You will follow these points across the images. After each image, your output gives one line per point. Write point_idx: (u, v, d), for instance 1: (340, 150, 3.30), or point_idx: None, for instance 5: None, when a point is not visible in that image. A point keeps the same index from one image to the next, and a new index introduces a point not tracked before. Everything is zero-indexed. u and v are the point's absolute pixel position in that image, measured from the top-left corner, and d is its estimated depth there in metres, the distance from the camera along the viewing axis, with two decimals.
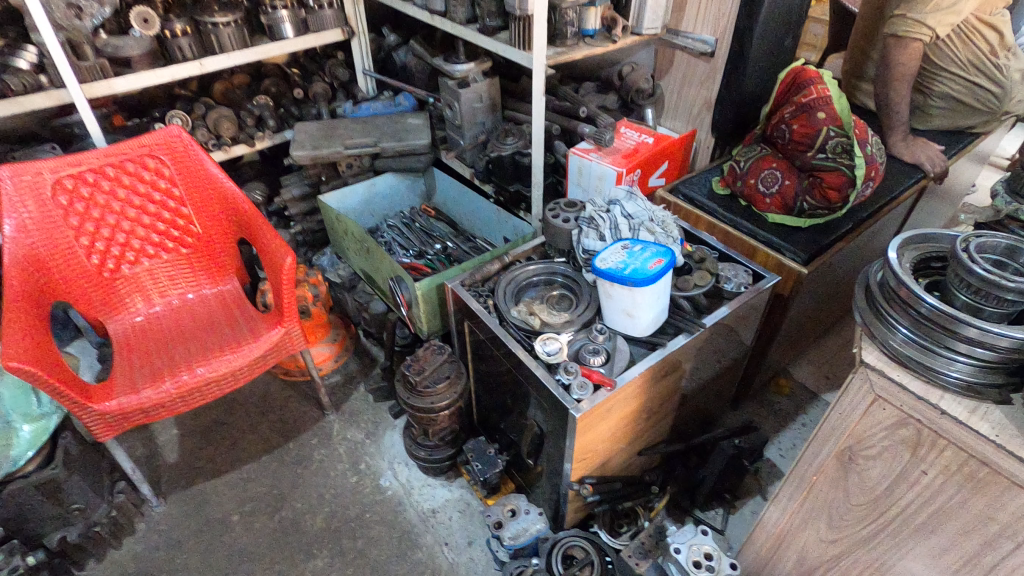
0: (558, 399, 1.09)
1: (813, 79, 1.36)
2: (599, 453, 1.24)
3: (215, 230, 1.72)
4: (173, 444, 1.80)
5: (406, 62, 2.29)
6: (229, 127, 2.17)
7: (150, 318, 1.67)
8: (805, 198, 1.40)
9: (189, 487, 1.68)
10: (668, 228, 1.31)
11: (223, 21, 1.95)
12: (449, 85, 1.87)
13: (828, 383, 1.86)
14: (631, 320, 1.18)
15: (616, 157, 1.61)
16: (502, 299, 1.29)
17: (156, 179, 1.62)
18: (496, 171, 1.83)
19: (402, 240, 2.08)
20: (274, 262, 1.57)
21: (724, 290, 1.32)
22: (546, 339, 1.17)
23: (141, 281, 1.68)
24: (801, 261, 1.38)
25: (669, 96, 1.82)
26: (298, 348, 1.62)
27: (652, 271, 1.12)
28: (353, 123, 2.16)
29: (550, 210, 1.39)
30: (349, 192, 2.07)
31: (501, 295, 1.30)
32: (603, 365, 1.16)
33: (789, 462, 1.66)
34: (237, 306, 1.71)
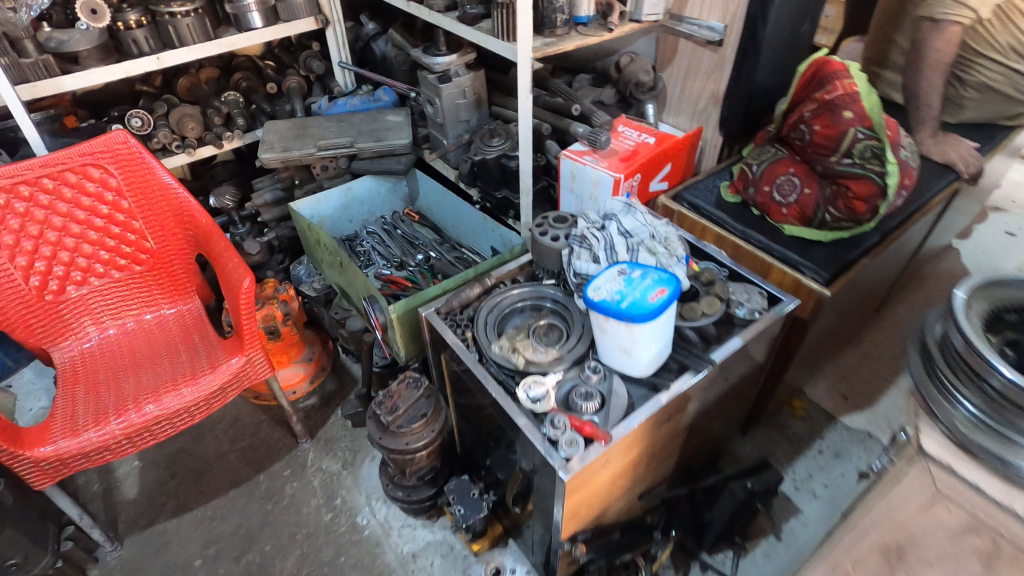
0: (543, 457, 0.93)
1: (838, 72, 1.18)
2: (594, 507, 1.09)
3: (171, 246, 1.55)
4: (133, 477, 1.65)
5: (385, 52, 2.10)
6: (194, 126, 1.99)
7: (101, 344, 1.52)
8: (827, 209, 1.23)
9: (149, 527, 1.54)
10: (672, 247, 1.15)
11: (181, 10, 1.76)
12: (428, 79, 1.68)
13: (846, 405, 1.71)
14: (630, 359, 1.02)
15: (613, 160, 1.44)
16: (483, 332, 1.13)
17: (101, 190, 1.45)
18: (481, 175, 1.66)
19: (382, 249, 1.92)
20: (233, 284, 1.41)
21: (735, 316, 1.15)
22: (531, 384, 1.02)
23: (90, 304, 1.52)
24: (823, 282, 1.21)
25: (673, 89, 1.64)
26: (262, 377, 1.47)
27: (654, 305, 0.96)
28: (327, 121, 1.98)
29: (538, 225, 1.22)
30: (323, 198, 1.91)
31: (482, 327, 1.14)
32: (597, 412, 0.99)
33: (805, 496, 1.51)
34: (198, 330, 1.56)
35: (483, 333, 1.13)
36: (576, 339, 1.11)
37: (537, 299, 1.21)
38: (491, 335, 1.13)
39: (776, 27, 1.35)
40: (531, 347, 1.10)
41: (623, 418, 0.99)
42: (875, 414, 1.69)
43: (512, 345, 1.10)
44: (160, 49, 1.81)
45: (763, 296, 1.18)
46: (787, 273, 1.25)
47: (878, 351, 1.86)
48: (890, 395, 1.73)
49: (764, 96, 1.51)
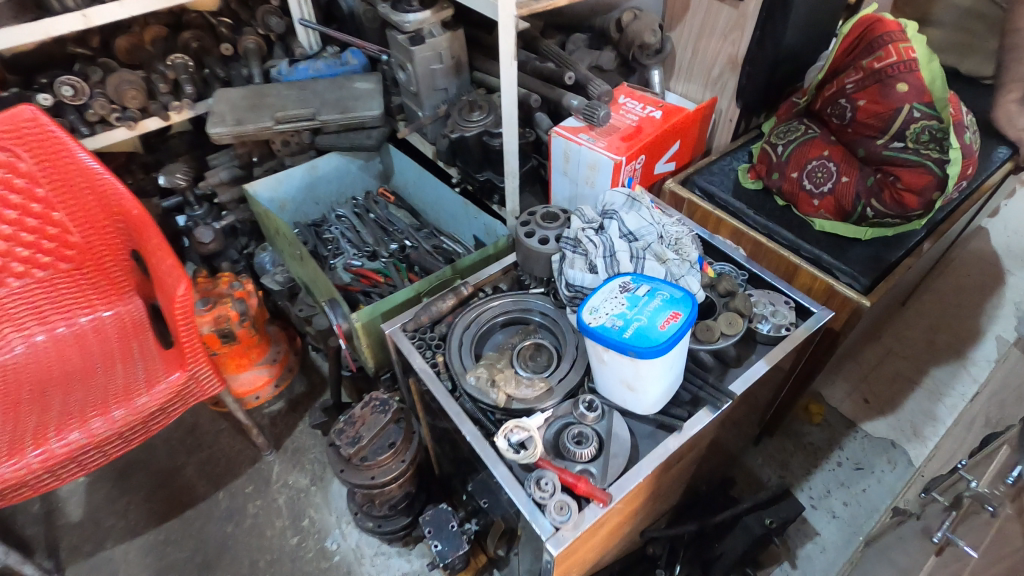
0: (528, 523, 0.76)
1: (892, 34, 0.97)
2: (589, 559, 0.93)
3: (100, 240, 1.34)
4: (78, 495, 1.49)
5: (353, 7, 1.84)
6: (135, 95, 1.71)
7: (25, 355, 1.32)
8: (869, 201, 1.02)
9: (95, 554, 1.39)
10: (684, 252, 0.95)
11: None
12: (399, 40, 1.43)
13: (867, 410, 1.55)
14: (633, 395, 0.84)
15: (613, 140, 1.22)
16: (456, 357, 0.94)
17: (9, 177, 1.21)
18: (461, 154, 1.44)
19: (353, 236, 1.71)
20: (167, 287, 1.21)
21: (758, 333, 0.97)
22: (512, 426, 0.83)
23: (6, 309, 1.31)
24: (862, 289, 1.02)
25: (683, 52, 1.40)
26: (210, 392, 1.28)
27: (664, 335, 0.78)
28: (286, 89, 1.73)
29: (523, 223, 1.02)
30: (284, 178, 1.69)
31: (456, 350, 0.95)
32: (593, 461, 0.83)
33: (823, 516, 1.36)
34: (138, 336, 1.36)
35: (457, 358, 0.94)
36: (569, 364, 0.92)
37: (523, 312, 1.02)
38: (467, 361, 0.94)
39: None
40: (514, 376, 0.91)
41: (626, 470, 0.81)
42: (898, 420, 1.53)
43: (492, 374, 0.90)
44: None
45: (790, 308, 1.00)
46: (818, 277, 1.06)
47: (900, 346, 1.69)
48: (916, 398, 1.57)
49: (791, 61, 1.28)
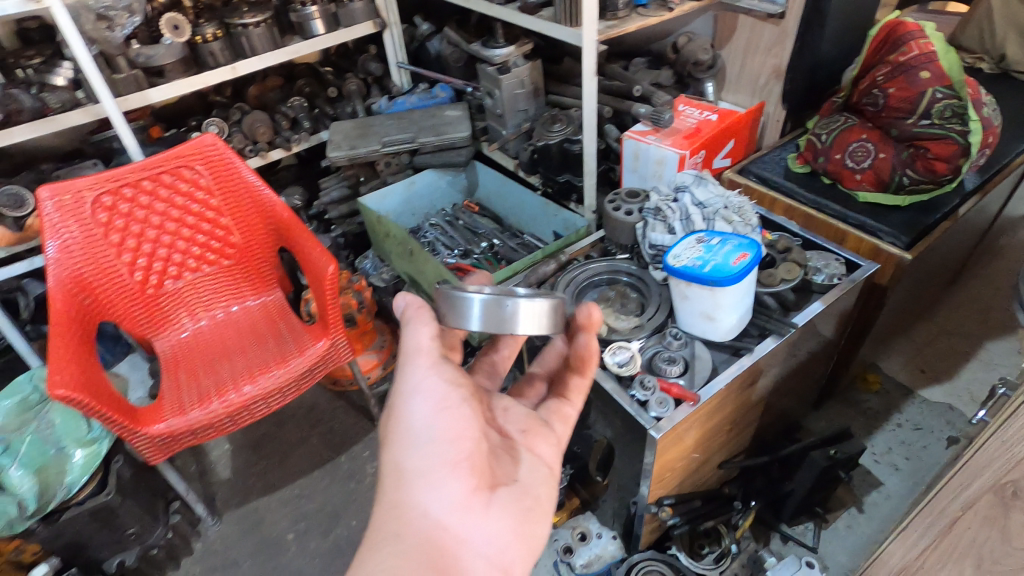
0: (633, 418, 0.96)
1: (913, 33, 1.18)
2: (679, 470, 1.14)
3: (254, 241, 1.66)
4: (225, 459, 1.75)
5: (441, 51, 2.18)
6: (265, 131, 2.11)
7: (195, 334, 1.62)
8: (905, 171, 1.22)
9: (243, 504, 1.63)
10: (746, 215, 1.16)
11: (253, 22, 1.95)
12: (488, 72, 1.75)
13: (922, 378, 1.68)
14: (712, 323, 1.05)
15: (677, 138, 1.44)
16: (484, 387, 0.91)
17: (192, 189, 1.57)
18: (542, 160, 1.70)
19: (446, 239, 1.98)
20: (315, 272, 1.50)
21: (814, 282, 1.15)
22: (616, 349, 1.06)
23: (184, 297, 1.63)
24: (904, 246, 1.19)
25: (732, 65, 1.64)
26: (345, 360, 1.54)
27: (740, 269, 0.97)
28: (387, 119, 2.06)
29: (610, 201, 1.26)
30: (389, 193, 2.00)
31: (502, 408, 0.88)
32: (681, 376, 1.03)
33: (885, 468, 1.49)
34: (282, 317, 1.65)
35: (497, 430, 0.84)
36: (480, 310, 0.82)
37: (611, 271, 1.24)
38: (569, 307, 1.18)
39: None
40: (439, 358, 0.78)
41: (710, 380, 1.02)
42: (955, 387, 1.65)
43: (464, 393, 0.77)
44: (234, 59, 1.99)
45: (841, 262, 1.18)
46: (864, 240, 1.24)
47: (953, 324, 1.81)
48: (970, 367, 1.69)
49: (829, 68, 1.51)
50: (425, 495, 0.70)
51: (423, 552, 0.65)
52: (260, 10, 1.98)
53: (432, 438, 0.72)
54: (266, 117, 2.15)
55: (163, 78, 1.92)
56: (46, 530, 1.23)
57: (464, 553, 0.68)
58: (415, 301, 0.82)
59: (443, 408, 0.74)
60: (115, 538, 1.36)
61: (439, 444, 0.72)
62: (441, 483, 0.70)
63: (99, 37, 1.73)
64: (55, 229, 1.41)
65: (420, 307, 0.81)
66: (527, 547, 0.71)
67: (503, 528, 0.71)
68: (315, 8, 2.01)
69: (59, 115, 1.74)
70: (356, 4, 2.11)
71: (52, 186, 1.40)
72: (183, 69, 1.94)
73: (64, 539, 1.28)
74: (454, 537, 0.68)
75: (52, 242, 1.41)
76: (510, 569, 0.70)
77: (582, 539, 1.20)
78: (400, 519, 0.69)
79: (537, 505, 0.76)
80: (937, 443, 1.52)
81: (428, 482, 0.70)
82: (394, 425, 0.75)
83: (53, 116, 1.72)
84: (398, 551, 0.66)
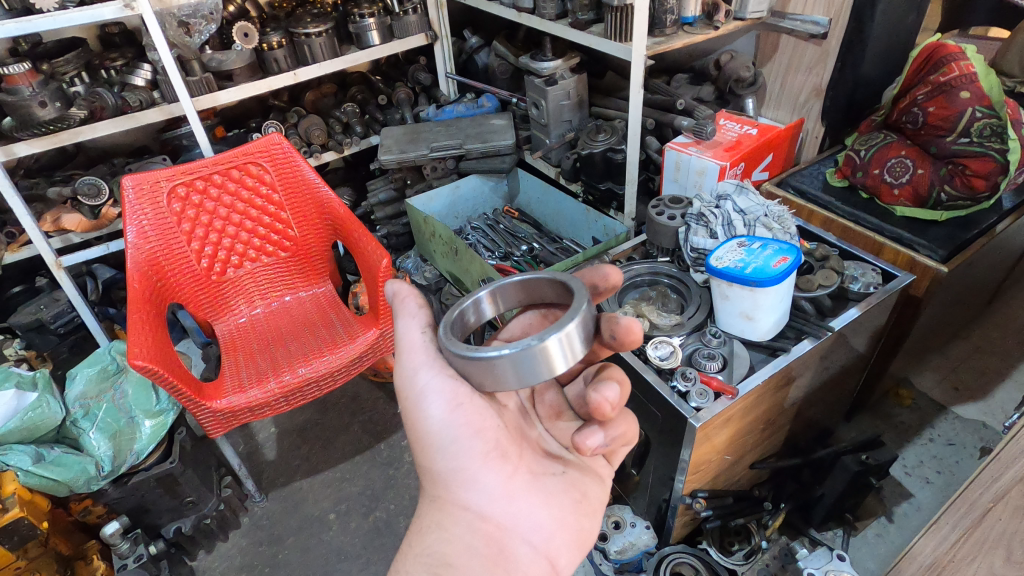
0: (674, 408, 1.02)
1: (954, 55, 1.24)
2: (714, 465, 1.18)
3: (310, 235, 1.76)
4: (271, 441, 1.84)
5: (488, 63, 2.28)
6: (320, 134, 2.22)
7: (252, 320, 1.72)
8: (943, 186, 1.26)
9: (289, 484, 1.71)
10: (786, 223, 1.22)
11: (315, 31, 2.07)
12: (536, 83, 1.83)
13: (957, 396, 1.69)
14: (751, 323, 1.11)
15: (718, 150, 1.50)
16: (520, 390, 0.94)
17: (258, 184, 1.68)
18: (585, 168, 1.77)
19: (487, 241, 2.06)
20: (369, 265, 1.59)
21: (850, 291, 1.20)
22: (659, 343, 1.12)
23: (243, 285, 1.74)
24: (940, 259, 1.23)
25: (773, 83, 1.70)
26: (392, 350, 1.62)
27: (781, 271, 1.03)
28: (436, 126, 2.17)
29: (654, 206, 1.33)
30: (435, 196, 2.09)
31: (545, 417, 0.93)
32: (720, 371, 1.09)
33: (917, 481, 1.50)
34: (333, 308, 1.74)
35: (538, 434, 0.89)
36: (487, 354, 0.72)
37: (653, 272, 1.31)
38: (612, 304, 1.25)
39: (882, 20, 1.39)
40: (438, 355, 0.80)
41: (748, 376, 1.07)
42: (990, 406, 1.65)
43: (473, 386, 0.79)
44: (296, 66, 2.12)
45: (878, 272, 1.23)
46: (901, 252, 1.28)
47: (989, 344, 1.81)
48: (1006, 387, 1.69)
49: (870, 86, 1.54)
50: (465, 491, 0.76)
51: (474, 543, 0.73)
52: (322, 21, 2.10)
53: (452, 438, 0.77)
54: (321, 121, 2.27)
55: (231, 82, 2.05)
56: (116, 492, 1.34)
57: (514, 541, 0.74)
58: (402, 290, 0.88)
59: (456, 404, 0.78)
60: (175, 505, 1.46)
61: (462, 442, 0.77)
62: (473, 480, 0.76)
63: (179, 42, 1.86)
64: (135, 215, 1.54)
65: (405, 303, 0.86)
66: (572, 536, 0.77)
67: (546, 520, 0.77)
68: (372, 20, 2.13)
69: (137, 112, 1.87)
70: (411, 17, 2.22)
71: (134, 175, 1.53)
72: (250, 74, 2.07)
73: (131, 502, 1.38)
74: (500, 526, 0.75)
75: (131, 226, 1.53)
76: (556, 557, 0.76)
77: (617, 527, 1.25)
78: (444, 512, 0.76)
79: (581, 499, 0.81)
80: (970, 459, 1.53)
81: (463, 480, 0.76)
82: (416, 428, 0.80)
83: (133, 113, 1.85)
84: (449, 542, 0.73)
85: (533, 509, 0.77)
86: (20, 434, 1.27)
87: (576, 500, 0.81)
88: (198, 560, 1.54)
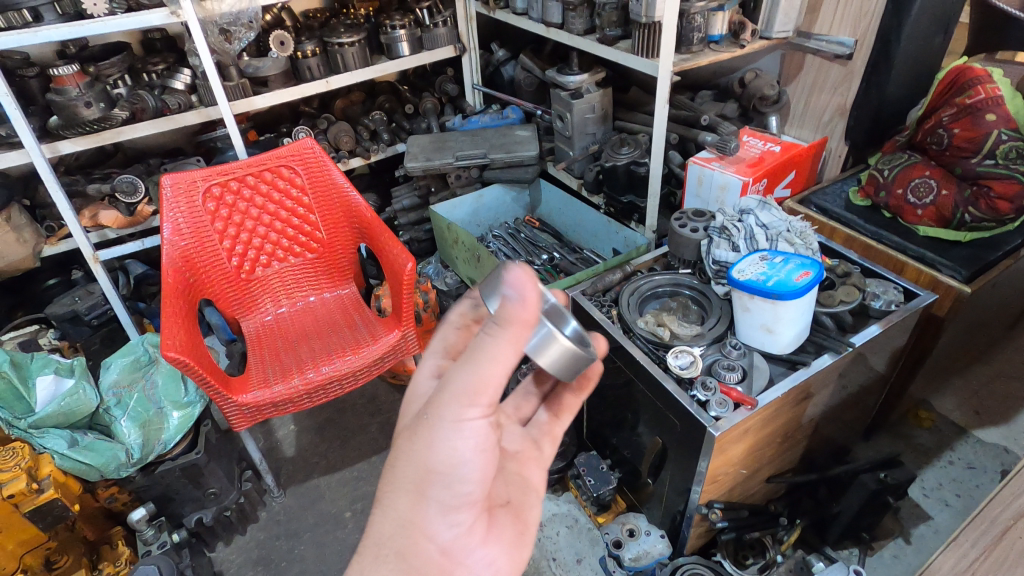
0: (693, 416, 1.04)
1: (981, 78, 1.25)
2: (731, 477, 1.19)
3: (337, 237, 1.81)
4: (290, 439, 1.88)
5: (514, 76, 2.33)
6: (348, 140, 2.28)
7: (278, 318, 1.77)
8: (967, 208, 1.27)
9: (306, 481, 1.74)
10: (808, 239, 1.24)
11: (349, 41, 2.13)
12: (562, 96, 1.87)
13: (978, 419, 1.67)
14: (771, 335, 1.12)
15: (741, 166, 1.52)
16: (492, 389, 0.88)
17: (289, 187, 1.74)
18: (608, 181, 1.80)
19: (509, 249, 2.09)
20: (394, 269, 1.63)
21: (871, 308, 1.20)
22: (679, 353, 1.14)
23: (270, 284, 1.78)
24: (963, 279, 1.23)
25: (797, 102, 1.72)
26: (413, 353, 1.65)
27: (803, 285, 1.04)
28: (461, 135, 2.21)
29: (677, 218, 1.35)
30: (458, 203, 2.13)
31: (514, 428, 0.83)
32: (739, 383, 1.10)
33: (936, 504, 1.49)
34: (356, 309, 1.78)
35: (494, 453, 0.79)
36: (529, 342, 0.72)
37: (673, 283, 1.34)
38: (633, 313, 1.28)
39: (909, 42, 1.41)
40: (497, 392, 0.61)
41: (767, 388, 1.08)
42: (1012, 430, 1.64)
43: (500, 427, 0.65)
44: (328, 74, 2.19)
45: (900, 290, 1.23)
46: (923, 271, 1.28)
47: (1012, 368, 1.79)
48: None
49: (896, 107, 1.55)
50: (437, 525, 0.64)
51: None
52: (355, 31, 2.17)
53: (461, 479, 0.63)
54: (350, 128, 2.33)
55: (266, 88, 2.12)
56: (143, 479, 1.38)
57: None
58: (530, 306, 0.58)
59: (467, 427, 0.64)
60: (197, 496, 1.49)
61: (467, 485, 0.64)
62: (453, 518, 0.65)
63: (219, 49, 1.93)
64: (170, 212, 1.59)
65: (527, 316, 0.57)
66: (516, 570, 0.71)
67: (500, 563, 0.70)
68: (403, 32, 2.19)
69: (176, 114, 1.94)
70: (440, 29, 2.28)
71: (173, 174, 1.59)
72: (284, 80, 2.13)
73: (156, 490, 1.42)
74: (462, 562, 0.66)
75: (167, 223, 1.58)
76: None
77: (631, 535, 1.26)
78: (407, 539, 0.64)
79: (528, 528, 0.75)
80: (991, 484, 1.52)
81: (442, 512, 0.64)
82: (416, 442, 0.63)
83: (171, 116, 1.92)
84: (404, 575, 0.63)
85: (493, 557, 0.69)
86: (56, 419, 1.31)
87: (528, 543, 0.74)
88: (216, 552, 1.57)
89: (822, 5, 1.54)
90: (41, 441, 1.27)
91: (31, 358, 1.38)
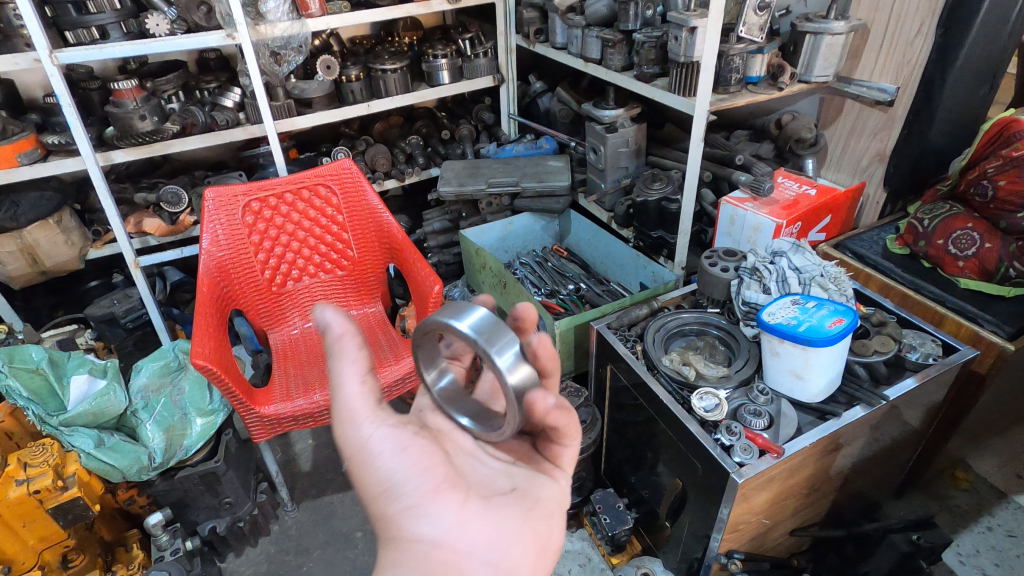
0: (717, 461, 1.01)
1: None
2: (753, 527, 1.15)
3: (368, 256, 1.84)
4: (308, 453, 1.89)
5: (550, 107, 2.37)
6: (384, 162, 2.33)
7: (305, 332, 1.80)
8: (1011, 262, 1.23)
9: (320, 497, 1.74)
10: (842, 285, 1.22)
11: (392, 68, 2.20)
12: (596, 129, 1.89)
13: (1019, 484, 1.58)
14: (801, 382, 1.09)
15: (774, 208, 1.50)
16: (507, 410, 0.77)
17: (324, 205, 1.78)
18: (637, 215, 1.80)
19: (536, 278, 2.09)
20: (422, 291, 1.63)
21: (907, 360, 1.17)
22: (704, 394, 1.12)
23: (298, 298, 1.82)
24: (1006, 336, 1.19)
25: (835, 145, 1.70)
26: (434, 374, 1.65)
27: (836, 332, 1.02)
28: (495, 163, 2.25)
29: (707, 257, 1.34)
30: (488, 229, 2.15)
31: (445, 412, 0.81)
32: (766, 430, 1.07)
33: (972, 571, 1.41)
34: (381, 329, 1.79)
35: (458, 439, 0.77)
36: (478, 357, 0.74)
37: (701, 322, 1.32)
38: (658, 350, 1.26)
39: (953, 91, 1.39)
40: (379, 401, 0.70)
41: (795, 437, 1.05)
42: None
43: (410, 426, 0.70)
44: (370, 98, 2.25)
45: (938, 344, 1.19)
46: (963, 325, 1.24)
47: None
48: None
49: (937, 155, 1.52)
50: (417, 523, 0.64)
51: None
52: (399, 58, 2.24)
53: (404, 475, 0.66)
54: (386, 150, 2.39)
55: (309, 108, 2.19)
56: (162, 483, 1.41)
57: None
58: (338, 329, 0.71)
59: (403, 450, 0.67)
60: (212, 504, 1.50)
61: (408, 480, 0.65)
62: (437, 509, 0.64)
63: (269, 70, 2.01)
64: (210, 223, 1.65)
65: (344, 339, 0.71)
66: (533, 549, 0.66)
67: (546, 534, 0.69)
68: (444, 61, 2.25)
69: (223, 130, 2.00)
70: (481, 60, 2.34)
71: (215, 187, 1.64)
72: (328, 102, 2.21)
73: (174, 495, 1.44)
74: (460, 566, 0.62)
75: (207, 234, 1.63)
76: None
77: None
78: (399, 547, 0.63)
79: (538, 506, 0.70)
80: None
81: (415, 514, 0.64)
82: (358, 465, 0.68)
83: (219, 130, 1.98)
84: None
85: (550, 525, 0.70)
86: (86, 417, 1.34)
87: (562, 493, 0.76)
88: (226, 562, 1.57)
89: (863, 52, 1.54)
90: (69, 438, 1.30)
91: (68, 357, 1.43)
